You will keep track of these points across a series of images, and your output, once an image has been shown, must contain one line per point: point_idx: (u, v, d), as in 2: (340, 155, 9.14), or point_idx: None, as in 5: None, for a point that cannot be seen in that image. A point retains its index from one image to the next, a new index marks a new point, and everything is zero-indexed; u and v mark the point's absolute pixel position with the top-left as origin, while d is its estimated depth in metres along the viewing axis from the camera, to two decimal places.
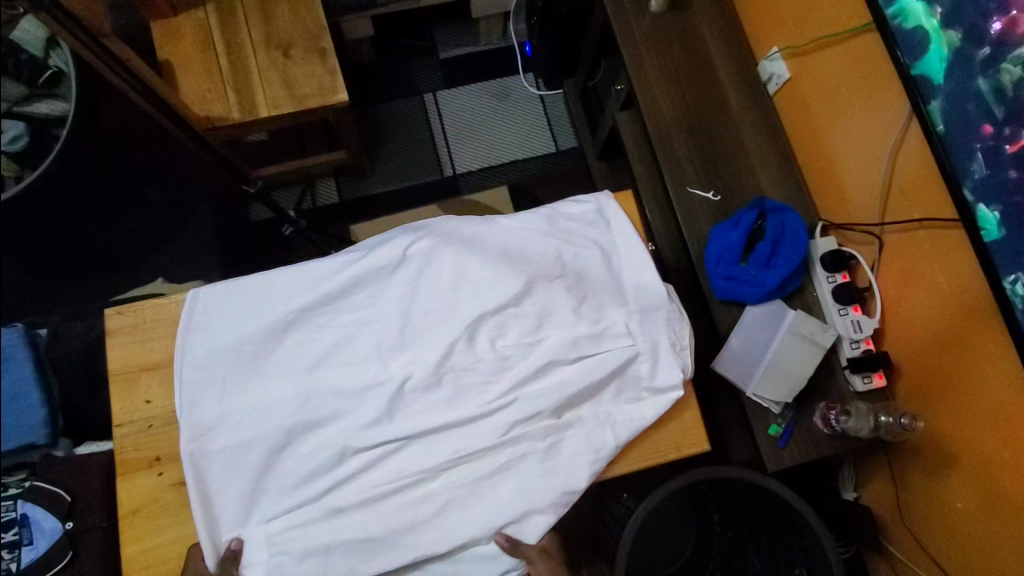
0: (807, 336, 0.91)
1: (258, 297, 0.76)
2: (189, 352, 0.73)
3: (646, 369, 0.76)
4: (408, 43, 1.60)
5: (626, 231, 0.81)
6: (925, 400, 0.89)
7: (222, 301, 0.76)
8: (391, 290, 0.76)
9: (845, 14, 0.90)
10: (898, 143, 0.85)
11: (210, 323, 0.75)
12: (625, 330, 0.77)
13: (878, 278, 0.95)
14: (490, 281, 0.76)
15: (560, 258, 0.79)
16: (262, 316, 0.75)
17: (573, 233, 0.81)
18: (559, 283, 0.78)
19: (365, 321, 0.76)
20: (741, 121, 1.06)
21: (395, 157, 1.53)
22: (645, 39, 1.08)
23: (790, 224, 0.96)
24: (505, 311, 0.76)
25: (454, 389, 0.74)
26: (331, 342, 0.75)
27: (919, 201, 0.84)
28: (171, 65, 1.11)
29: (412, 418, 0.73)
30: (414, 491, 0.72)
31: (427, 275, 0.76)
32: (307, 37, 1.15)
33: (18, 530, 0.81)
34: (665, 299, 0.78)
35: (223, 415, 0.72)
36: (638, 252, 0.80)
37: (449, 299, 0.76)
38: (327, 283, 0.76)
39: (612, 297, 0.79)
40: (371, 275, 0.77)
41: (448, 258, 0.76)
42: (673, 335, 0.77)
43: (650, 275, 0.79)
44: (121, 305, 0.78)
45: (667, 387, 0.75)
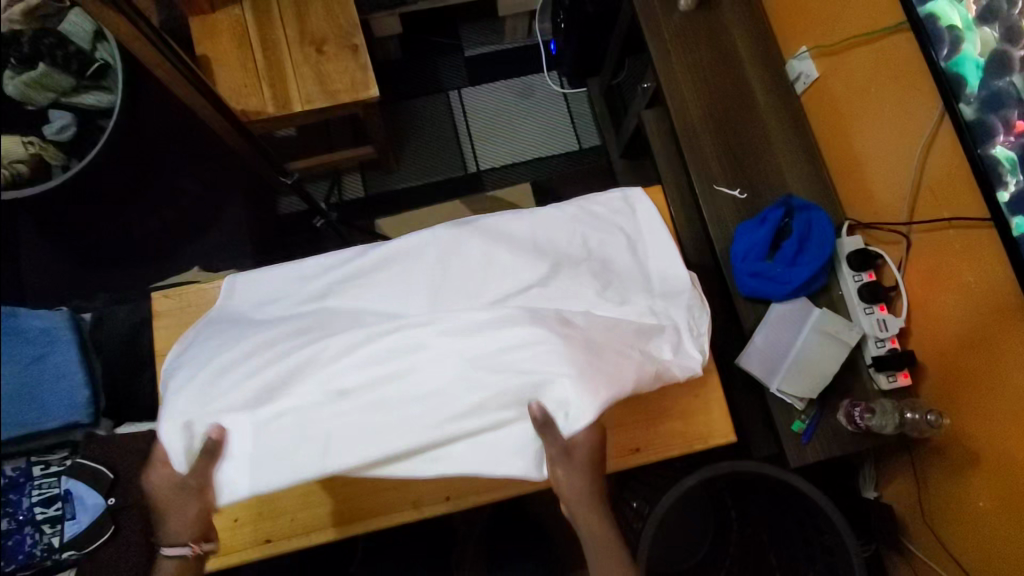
0: (832, 333, 0.92)
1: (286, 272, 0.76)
2: (211, 325, 0.72)
3: (670, 351, 0.72)
4: (434, 41, 1.62)
5: (651, 217, 0.81)
6: (949, 400, 0.89)
7: (254, 278, 0.77)
8: (414, 253, 0.74)
9: (874, 14, 0.90)
10: (929, 142, 0.85)
11: (240, 296, 0.75)
12: (649, 312, 0.74)
13: (904, 277, 0.95)
14: (518, 264, 0.74)
15: (585, 243, 0.78)
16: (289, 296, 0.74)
17: (598, 219, 0.80)
18: (584, 267, 0.75)
19: (382, 287, 0.72)
20: (769, 119, 1.07)
21: (420, 152, 1.55)
22: (674, 38, 1.10)
23: (816, 222, 0.97)
24: (531, 292, 0.73)
25: None
26: (349, 302, 0.71)
27: (950, 201, 0.84)
28: (208, 60, 1.15)
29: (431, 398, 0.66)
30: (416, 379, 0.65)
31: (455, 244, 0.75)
32: (339, 34, 1.18)
33: (62, 505, 0.84)
34: (688, 285, 0.76)
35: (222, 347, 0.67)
36: (662, 238, 0.79)
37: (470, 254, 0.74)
38: (354, 262, 0.74)
39: (637, 283, 0.76)
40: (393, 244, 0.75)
41: (473, 238, 0.75)
42: (697, 317, 0.75)
43: (674, 262, 0.78)
44: (167, 289, 0.81)
45: (689, 372, 0.72)
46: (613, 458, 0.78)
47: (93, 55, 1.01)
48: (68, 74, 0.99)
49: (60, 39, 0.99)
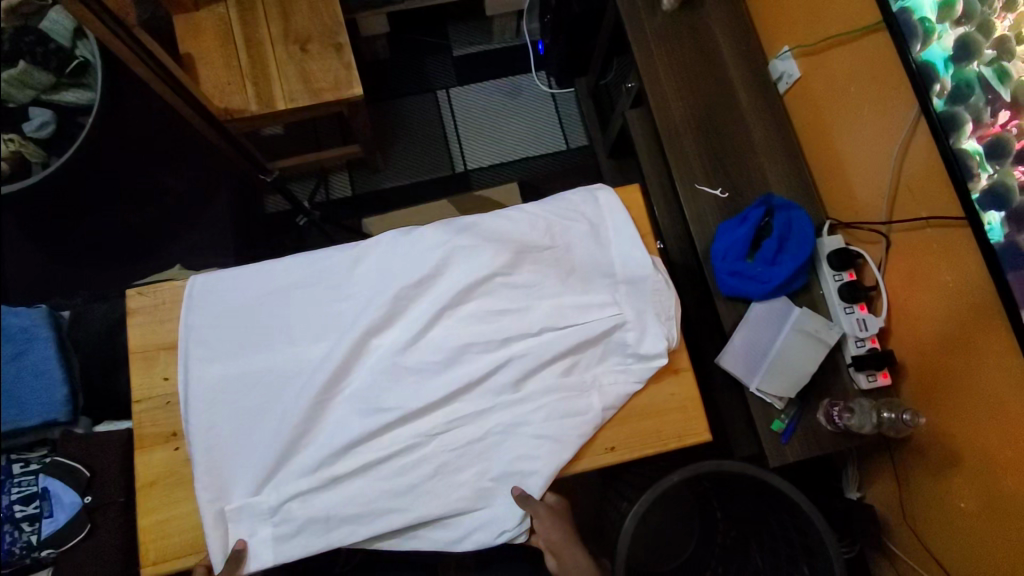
0: (812, 332, 0.92)
1: (252, 281, 0.78)
2: (193, 330, 0.76)
3: (634, 337, 0.79)
4: (422, 40, 1.62)
5: (613, 204, 0.84)
6: (930, 400, 0.89)
7: (223, 281, 0.79)
8: (381, 256, 0.79)
9: (855, 12, 0.90)
10: (906, 141, 0.85)
11: (212, 299, 0.78)
12: (611, 301, 0.80)
13: (884, 276, 0.95)
14: (481, 251, 0.79)
15: (550, 230, 0.82)
16: (262, 294, 0.78)
17: (559, 209, 0.83)
18: (548, 255, 0.81)
19: (354, 292, 0.79)
20: (751, 119, 1.07)
21: (407, 152, 1.55)
22: (657, 37, 1.10)
23: (797, 222, 0.97)
24: (495, 279, 0.79)
25: (452, 361, 0.77)
26: (329, 327, 0.78)
27: (926, 199, 0.84)
28: (191, 58, 1.15)
29: (409, 395, 0.76)
30: (401, 384, 0.77)
31: (421, 251, 0.79)
32: (323, 32, 1.18)
33: (40, 503, 0.86)
34: (650, 270, 0.80)
35: (220, 384, 0.75)
36: (624, 225, 0.82)
37: (429, 267, 0.78)
38: (325, 262, 0.79)
39: (600, 271, 0.82)
40: (361, 259, 0.80)
41: (438, 231, 0.80)
42: (658, 301, 0.80)
43: (637, 249, 0.81)
44: (141, 287, 0.81)
45: (653, 355, 0.77)
46: (588, 457, 0.77)
47: (74, 53, 1.02)
48: (47, 71, 0.96)
49: (41, 36, 0.97)
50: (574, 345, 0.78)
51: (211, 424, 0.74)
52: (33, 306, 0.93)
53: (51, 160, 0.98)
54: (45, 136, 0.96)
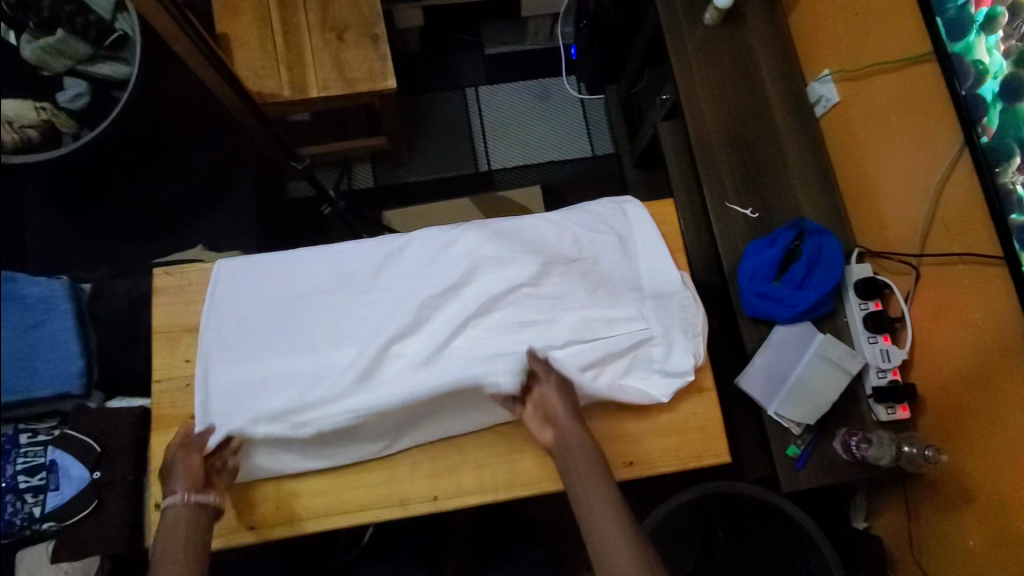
0: (834, 360, 0.92)
1: (278, 277, 0.80)
2: (214, 327, 0.77)
3: (660, 352, 0.78)
4: (454, 36, 1.61)
5: (643, 219, 0.85)
6: (948, 437, 0.88)
7: (251, 273, 0.80)
8: (408, 259, 0.80)
9: (902, 42, 0.89)
10: (946, 175, 0.84)
11: (239, 291, 0.79)
12: (639, 314, 0.79)
13: (910, 309, 0.94)
14: (509, 262, 0.79)
15: (578, 242, 0.82)
16: (286, 292, 0.79)
17: (588, 222, 0.84)
18: (575, 267, 0.81)
19: (378, 295, 0.79)
20: (785, 140, 1.06)
21: (432, 147, 1.54)
22: (696, 51, 1.09)
23: (827, 248, 0.96)
24: (521, 290, 0.78)
25: (473, 372, 0.76)
26: (353, 326, 0.78)
27: (961, 234, 0.83)
28: (227, 38, 1.14)
29: (427, 406, 0.74)
30: (419, 392, 0.75)
31: (447, 256, 0.80)
32: (361, 22, 1.17)
33: (46, 475, 0.87)
34: (679, 286, 0.81)
35: (242, 377, 0.75)
36: (654, 239, 0.83)
37: (455, 272, 0.78)
38: (350, 266, 0.80)
39: (628, 285, 0.81)
40: (387, 261, 0.80)
41: (470, 238, 0.80)
42: (685, 317, 0.80)
43: (666, 264, 0.82)
44: (169, 266, 0.80)
45: (680, 372, 0.77)
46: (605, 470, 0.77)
47: (114, 26, 0.99)
48: (85, 42, 0.97)
49: (81, 6, 0.96)
50: (600, 358, 0.77)
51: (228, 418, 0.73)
52: (55, 277, 0.93)
53: (83, 132, 0.99)
54: (78, 107, 0.97)
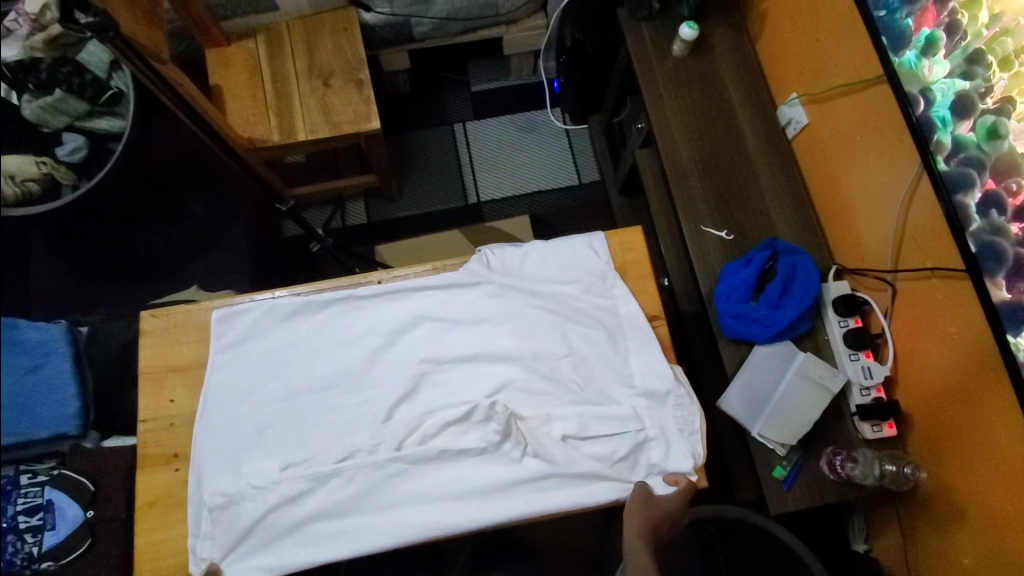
0: (815, 378, 0.91)
1: (266, 376, 0.78)
2: (206, 434, 0.75)
3: (659, 453, 0.74)
4: (442, 75, 1.68)
5: (633, 312, 0.80)
6: (936, 457, 0.87)
7: (237, 368, 0.78)
8: (399, 354, 0.79)
9: (858, 66, 0.91)
10: (909, 193, 0.86)
11: (229, 388, 0.77)
12: (634, 414, 0.75)
13: (890, 324, 0.94)
14: (498, 357, 0.78)
15: (566, 336, 0.79)
16: (274, 390, 0.77)
17: (573, 313, 0.80)
18: (566, 362, 0.78)
19: (372, 398, 0.77)
20: (757, 163, 1.08)
21: (422, 183, 1.59)
22: (666, 81, 1.13)
23: (802, 266, 0.97)
24: (513, 385, 0.77)
25: (468, 474, 0.73)
26: (346, 433, 0.75)
27: (931, 251, 0.84)
28: (220, 89, 1.20)
29: (426, 512, 0.71)
30: (416, 501, 0.72)
31: (437, 349, 0.79)
32: (346, 69, 1.23)
33: (43, 515, 0.85)
34: (671, 384, 0.76)
35: (238, 495, 0.72)
36: (643, 332, 0.79)
37: (446, 365, 0.78)
38: (338, 368, 0.78)
39: (618, 381, 0.78)
40: (375, 358, 0.79)
41: (458, 335, 0.79)
42: (678, 418, 0.75)
43: (659, 361, 0.77)
44: (155, 309, 0.83)
45: (680, 475, 0.73)
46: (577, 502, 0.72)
47: (109, 83, 1.04)
48: (81, 99, 1.03)
49: (77, 67, 1.02)
50: (596, 462, 0.73)
51: (228, 538, 0.71)
52: (53, 321, 0.97)
53: (82, 183, 1.04)
54: (77, 159, 1.03)
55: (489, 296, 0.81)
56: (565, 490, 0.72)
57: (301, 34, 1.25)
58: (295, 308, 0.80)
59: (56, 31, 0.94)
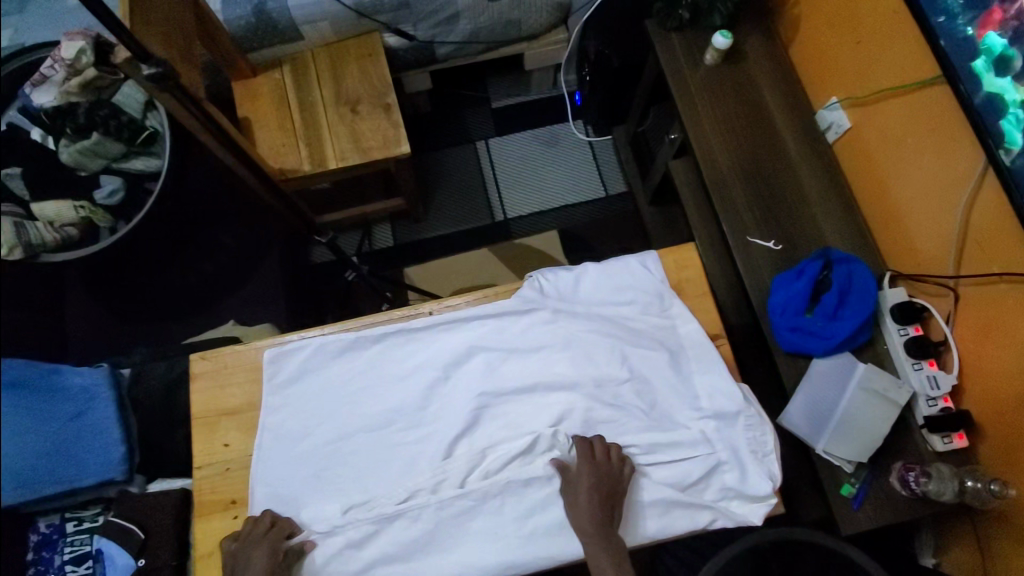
0: (879, 391, 0.88)
1: (321, 416, 0.76)
2: (263, 479, 0.73)
3: (734, 478, 0.72)
4: (462, 93, 1.67)
5: (694, 331, 0.77)
6: (1012, 465, 0.82)
7: (290, 409, 0.77)
8: (455, 387, 0.77)
9: (907, 66, 0.89)
10: (972, 195, 0.83)
11: (284, 430, 0.76)
12: (703, 439, 0.73)
13: (953, 331, 0.91)
14: (558, 385, 0.76)
15: (625, 359, 0.77)
16: (329, 431, 0.76)
17: (632, 336, 0.78)
18: (627, 387, 0.76)
19: (432, 433, 0.75)
20: (799, 169, 1.06)
21: (448, 203, 1.58)
22: (700, 90, 1.11)
23: (857, 274, 0.94)
24: (575, 413, 0.74)
25: (535, 506, 0.70)
26: (405, 470, 0.73)
27: (998, 255, 0.80)
28: (249, 122, 1.20)
29: (491, 549, 0.69)
30: (483, 537, 0.69)
31: (493, 380, 0.77)
32: (373, 94, 1.23)
33: (92, 563, 0.89)
34: (741, 404, 0.73)
35: (299, 540, 0.70)
36: (707, 352, 0.76)
37: (505, 397, 0.76)
38: (393, 403, 0.76)
39: (684, 404, 0.75)
40: (432, 392, 0.77)
41: (516, 364, 0.77)
42: (750, 438, 0.72)
43: (725, 381, 0.74)
44: (204, 350, 0.81)
45: (758, 500, 0.70)
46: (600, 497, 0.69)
47: (144, 123, 1.04)
48: (118, 141, 1.02)
49: (113, 109, 1.01)
50: (669, 489, 0.71)
51: None
52: (96, 363, 0.96)
53: (119, 225, 1.04)
54: (115, 202, 1.03)
55: (543, 323, 0.79)
56: (634, 517, 0.70)
57: (326, 62, 1.25)
58: (347, 344, 0.79)
59: (91, 74, 0.93)
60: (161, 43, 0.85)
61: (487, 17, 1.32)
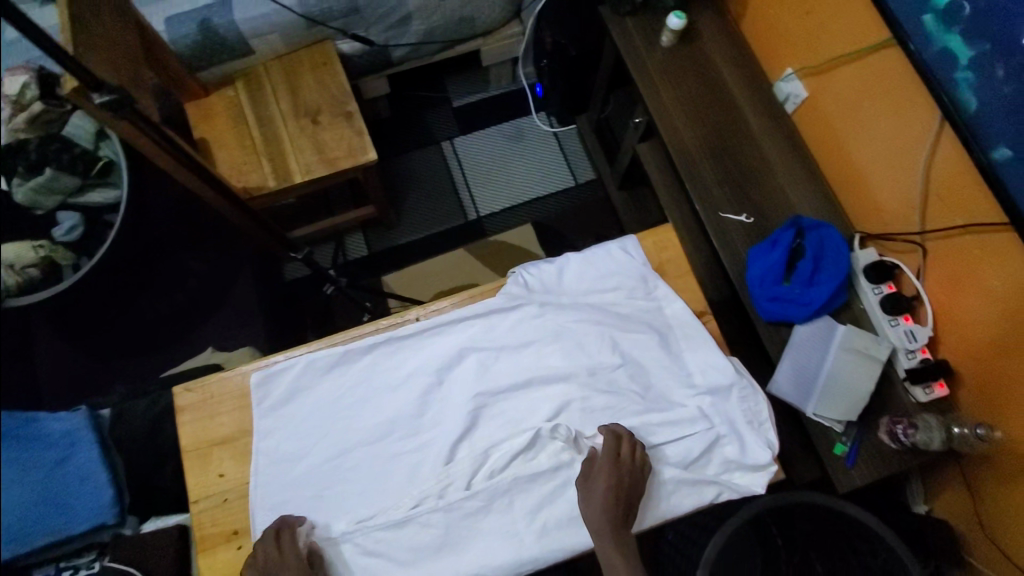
0: (861, 350, 0.91)
1: (317, 435, 0.75)
2: (262, 507, 0.72)
3: (734, 450, 0.73)
4: (422, 95, 1.65)
5: (680, 310, 0.78)
6: (993, 407, 0.86)
7: (284, 431, 0.75)
8: (450, 391, 0.76)
9: (858, 32, 0.91)
10: (931, 153, 0.85)
11: (280, 454, 0.74)
12: (700, 415, 0.74)
13: (924, 285, 0.94)
14: (553, 377, 0.76)
15: (616, 345, 0.77)
16: (327, 449, 0.74)
17: (621, 322, 0.78)
18: (621, 372, 0.76)
19: (432, 439, 0.74)
20: (763, 141, 1.08)
21: (419, 206, 1.56)
22: (660, 72, 1.12)
23: (829, 240, 0.97)
24: (572, 404, 0.75)
25: (542, 499, 0.71)
26: (408, 480, 0.72)
27: (960, 207, 0.83)
28: (207, 142, 1.16)
29: (504, 547, 0.69)
30: (495, 537, 0.69)
31: (487, 380, 0.76)
32: (333, 103, 1.20)
33: None
34: (734, 377, 0.74)
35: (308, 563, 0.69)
36: (696, 330, 0.77)
37: (501, 395, 0.76)
38: (389, 414, 0.75)
39: (678, 383, 0.76)
40: (427, 398, 0.76)
41: (509, 361, 0.77)
42: (744, 410, 0.74)
43: (715, 356, 0.75)
44: (188, 382, 0.78)
45: (758, 469, 0.72)
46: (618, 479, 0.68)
47: (98, 154, 1.01)
48: (74, 175, 0.98)
49: (64, 142, 0.99)
50: (673, 468, 0.72)
51: None
52: (74, 408, 0.92)
53: (82, 262, 1.00)
54: (75, 239, 0.99)
55: (532, 317, 0.78)
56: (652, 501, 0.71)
57: (280, 75, 1.22)
58: (334, 359, 0.77)
59: (37, 107, 0.92)
60: (108, 66, 0.82)
61: (440, 15, 1.30)
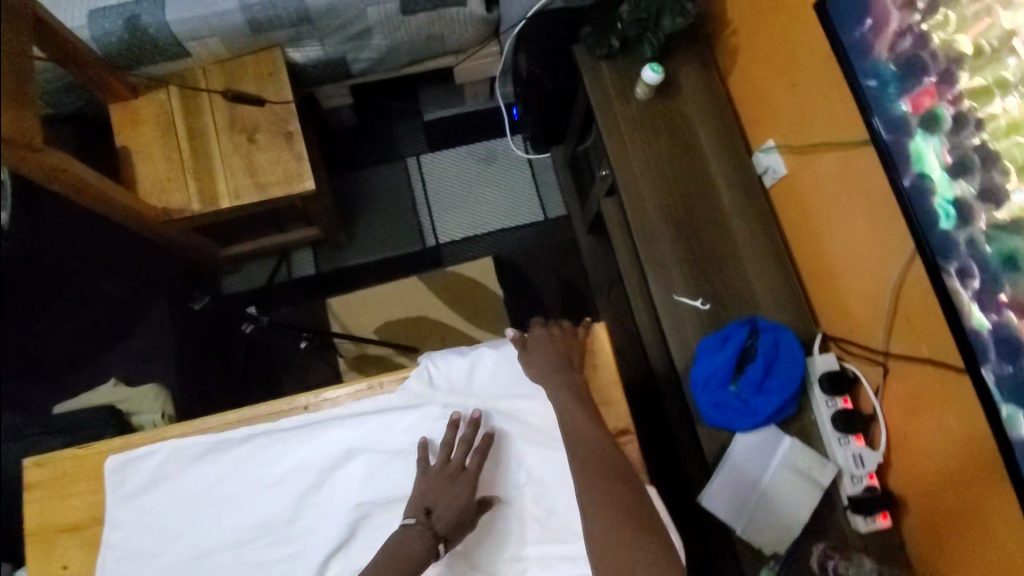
0: (803, 470, 0.84)
1: (175, 534, 0.67)
2: None
3: None
4: (391, 104, 1.54)
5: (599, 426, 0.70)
6: (937, 545, 0.78)
7: (136, 526, 0.67)
8: (330, 496, 0.68)
9: (844, 121, 0.81)
10: (903, 271, 0.76)
11: (129, 552, 0.66)
12: None
13: (882, 403, 0.86)
14: None
15: (521, 461, 0.69)
16: (184, 550, 0.66)
17: (531, 434, 0.70)
18: (524, 493, 0.68)
19: (301, 551, 0.66)
20: (732, 218, 0.98)
21: (374, 226, 1.46)
22: (631, 127, 1.02)
23: (785, 343, 0.88)
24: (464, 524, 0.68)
25: None
26: None
27: (926, 335, 0.75)
28: (128, 151, 1.06)
29: None
30: None
31: (373, 487, 0.68)
32: (273, 120, 1.09)
33: None
34: None
35: None
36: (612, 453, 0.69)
37: (385, 506, 0.67)
38: (259, 515, 0.67)
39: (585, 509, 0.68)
40: (303, 502, 0.68)
41: (400, 468, 0.69)
42: None
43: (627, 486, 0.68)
44: (39, 455, 0.70)
45: None
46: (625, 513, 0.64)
47: None
48: None
49: None
50: None
51: None
52: None
53: None
54: None
55: (431, 420, 0.70)
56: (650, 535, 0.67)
57: (220, 83, 1.11)
58: (205, 447, 0.69)
59: None
60: None
61: (405, 32, 1.19)
